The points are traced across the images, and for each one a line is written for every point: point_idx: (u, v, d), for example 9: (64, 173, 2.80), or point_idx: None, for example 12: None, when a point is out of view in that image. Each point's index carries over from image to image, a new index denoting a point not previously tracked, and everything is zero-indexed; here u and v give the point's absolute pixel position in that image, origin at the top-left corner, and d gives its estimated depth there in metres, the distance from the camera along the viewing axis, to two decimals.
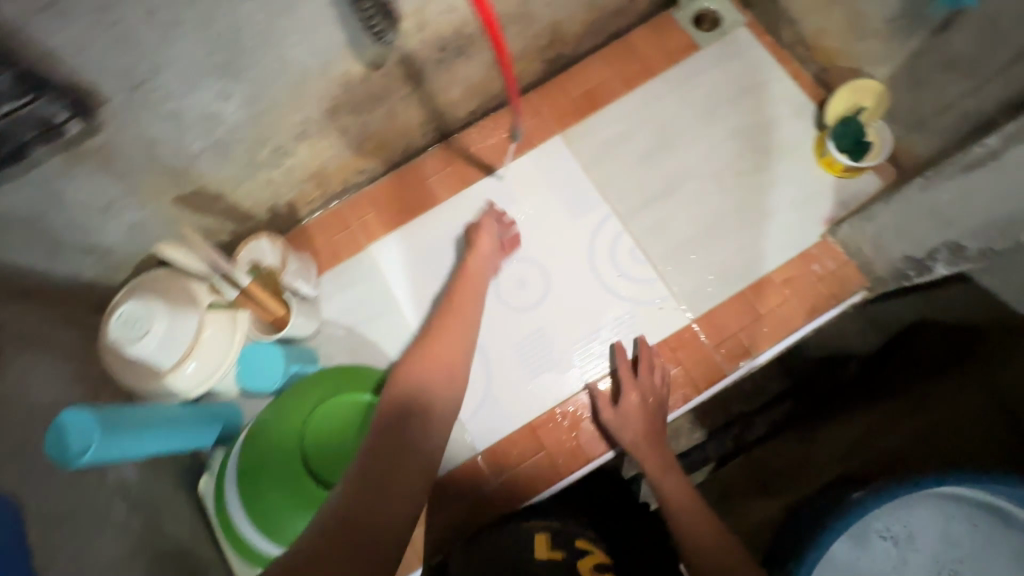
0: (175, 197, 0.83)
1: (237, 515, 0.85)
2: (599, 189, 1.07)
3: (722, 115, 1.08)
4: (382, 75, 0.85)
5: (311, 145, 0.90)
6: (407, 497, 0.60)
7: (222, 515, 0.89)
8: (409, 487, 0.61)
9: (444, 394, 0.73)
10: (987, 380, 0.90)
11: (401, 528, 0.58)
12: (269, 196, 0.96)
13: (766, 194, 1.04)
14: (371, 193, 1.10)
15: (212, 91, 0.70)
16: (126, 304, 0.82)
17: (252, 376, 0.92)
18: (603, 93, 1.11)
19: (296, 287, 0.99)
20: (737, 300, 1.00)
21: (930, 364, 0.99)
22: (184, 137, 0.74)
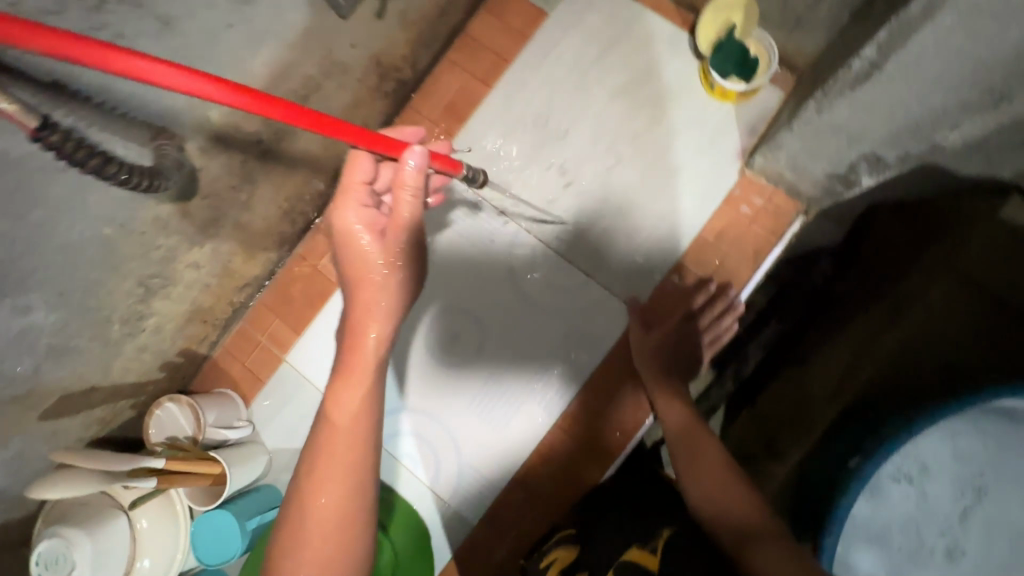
0: (41, 417, 0.74)
1: None
2: (497, 206, 0.97)
3: (595, 79, 0.97)
4: (204, 198, 0.73)
5: (166, 296, 0.79)
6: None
7: None
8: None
9: (338, 470, 0.53)
10: (952, 259, 0.87)
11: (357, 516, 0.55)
12: (153, 358, 0.86)
13: (669, 146, 0.94)
14: (267, 300, 1.00)
15: (3, 313, 0.59)
16: (39, 544, 0.73)
17: (219, 546, 0.84)
18: (464, 102, 0.99)
19: (223, 436, 0.91)
20: (679, 273, 0.91)
21: (888, 266, 0.89)
22: (6, 367, 0.64)
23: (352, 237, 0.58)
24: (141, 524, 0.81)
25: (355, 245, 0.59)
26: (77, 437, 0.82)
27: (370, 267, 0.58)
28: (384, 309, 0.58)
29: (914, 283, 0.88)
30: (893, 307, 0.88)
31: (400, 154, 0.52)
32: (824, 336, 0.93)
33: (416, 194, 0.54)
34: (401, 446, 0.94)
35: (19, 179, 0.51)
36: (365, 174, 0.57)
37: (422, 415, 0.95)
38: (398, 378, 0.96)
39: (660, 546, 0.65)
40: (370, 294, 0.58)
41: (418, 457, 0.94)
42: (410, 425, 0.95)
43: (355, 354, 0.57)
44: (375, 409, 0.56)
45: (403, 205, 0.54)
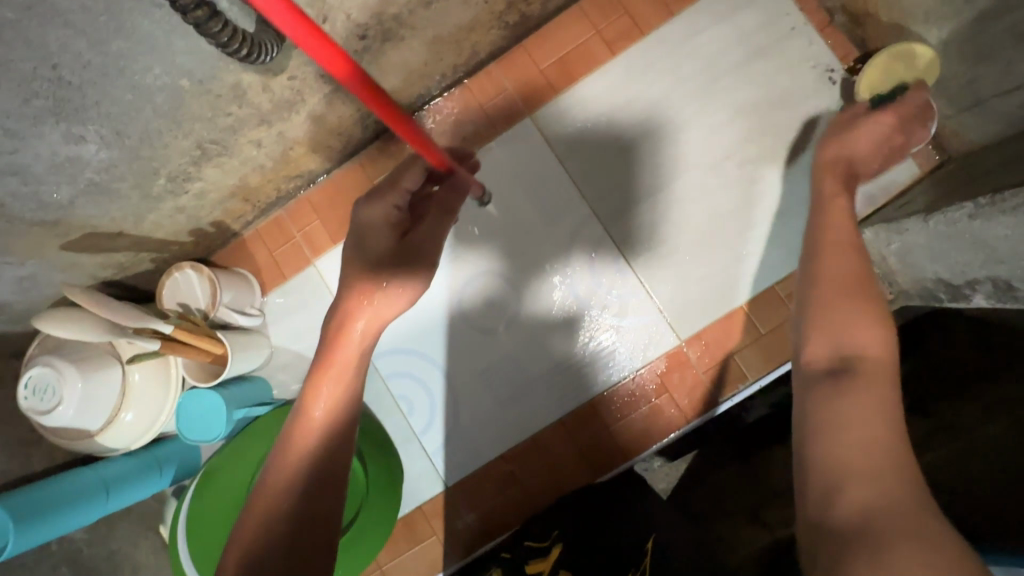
0: (63, 246, 0.70)
1: (182, 537, 0.80)
2: (574, 181, 0.91)
3: (727, 86, 0.87)
4: (289, 78, 0.67)
5: (220, 164, 0.74)
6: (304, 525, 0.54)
7: (172, 558, 0.82)
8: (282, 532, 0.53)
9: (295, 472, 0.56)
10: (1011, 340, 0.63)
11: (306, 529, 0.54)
12: (187, 221, 0.82)
13: (777, 184, 0.86)
14: (312, 197, 0.95)
15: (55, 137, 0.54)
16: (30, 367, 0.71)
17: (201, 426, 0.82)
18: (581, 61, 0.90)
19: (233, 319, 0.88)
20: (735, 317, 0.86)
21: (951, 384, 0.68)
22: (42, 191, 0.59)
23: (377, 238, 0.64)
24: (132, 378, 0.79)
25: (391, 247, 0.64)
26: (92, 274, 0.79)
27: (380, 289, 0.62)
28: (377, 311, 0.63)
29: (958, 409, 0.64)
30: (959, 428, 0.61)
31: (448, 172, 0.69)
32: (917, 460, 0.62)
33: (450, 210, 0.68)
34: (399, 386, 0.92)
35: (109, 4, 0.45)
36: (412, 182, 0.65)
37: (429, 364, 0.92)
38: (425, 319, 0.92)
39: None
40: (366, 298, 0.62)
41: (415, 405, 0.92)
42: (416, 369, 0.92)
43: (340, 344, 0.62)
44: (346, 411, 0.60)
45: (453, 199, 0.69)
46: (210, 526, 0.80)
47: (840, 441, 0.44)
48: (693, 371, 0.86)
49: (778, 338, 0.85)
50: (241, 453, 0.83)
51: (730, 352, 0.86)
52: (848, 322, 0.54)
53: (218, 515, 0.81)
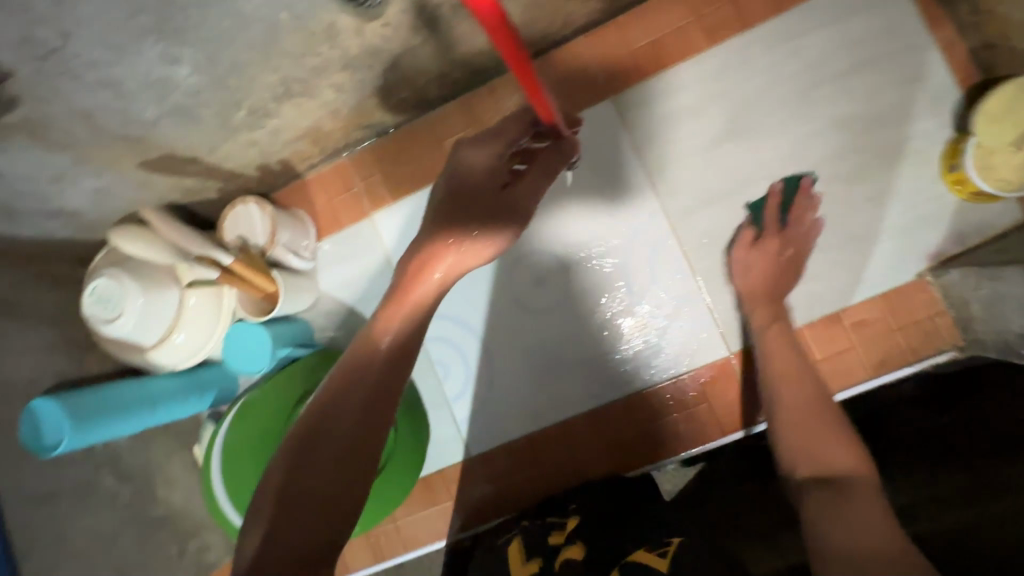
0: (139, 163, 0.71)
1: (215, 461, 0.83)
2: (647, 172, 0.87)
3: (827, 95, 0.82)
4: (382, 25, 0.65)
5: (299, 105, 0.73)
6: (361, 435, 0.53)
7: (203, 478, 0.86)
8: (346, 435, 0.52)
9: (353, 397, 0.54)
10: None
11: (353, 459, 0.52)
12: (256, 156, 0.82)
13: (862, 207, 0.81)
14: (379, 149, 0.94)
15: (152, 56, 0.54)
16: (97, 277, 0.74)
17: (245, 358, 0.85)
18: (675, 46, 0.85)
19: (287, 260, 0.89)
20: (791, 337, 0.83)
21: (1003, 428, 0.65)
22: (130, 107, 0.59)
23: (475, 187, 0.61)
24: (188, 301, 0.81)
25: (485, 195, 0.61)
26: (161, 195, 0.80)
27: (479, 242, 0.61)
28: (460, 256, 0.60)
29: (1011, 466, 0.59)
30: (969, 482, 0.62)
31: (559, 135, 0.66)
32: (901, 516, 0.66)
33: (550, 172, 0.67)
34: (438, 350, 0.93)
35: None
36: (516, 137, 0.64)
37: (470, 334, 0.92)
38: (479, 281, 0.92)
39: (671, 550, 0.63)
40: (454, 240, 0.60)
41: (451, 371, 0.92)
42: (457, 336, 0.92)
43: (417, 284, 0.59)
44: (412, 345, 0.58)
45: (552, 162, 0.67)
46: (242, 455, 0.83)
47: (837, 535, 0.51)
48: (737, 385, 0.84)
49: (832, 367, 0.82)
50: (279, 391, 0.85)
51: None
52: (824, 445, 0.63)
53: (250, 446, 0.83)
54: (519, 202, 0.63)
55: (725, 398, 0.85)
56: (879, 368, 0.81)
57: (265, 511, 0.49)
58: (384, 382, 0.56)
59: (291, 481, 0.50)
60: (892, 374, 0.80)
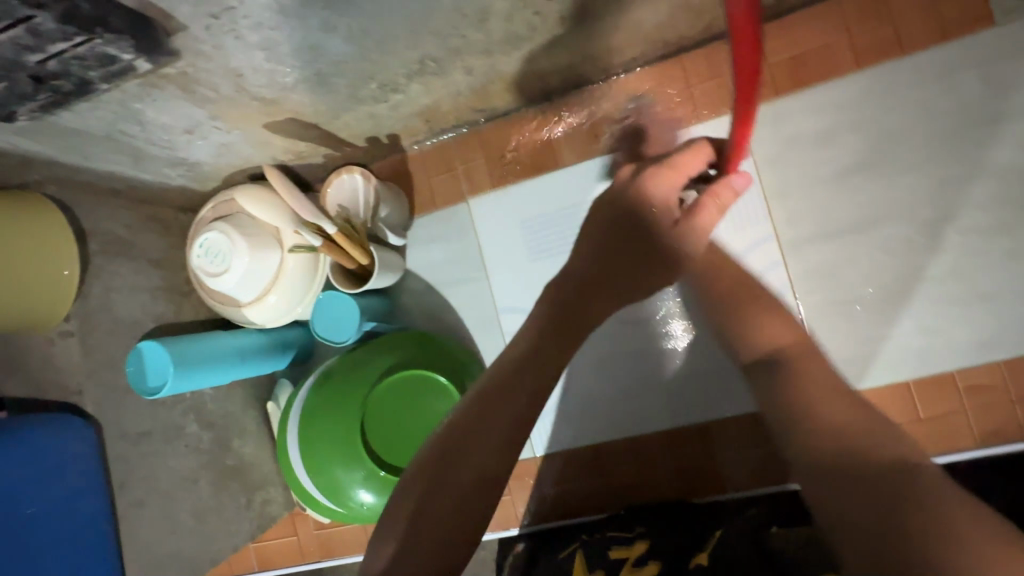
0: (265, 124, 0.71)
1: (294, 421, 0.85)
2: (765, 196, 0.83)
3: (982, 139, 0.75)
4: (533, 14, 0.62)
5: (426, 83, 0.72)
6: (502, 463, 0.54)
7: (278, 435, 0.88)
8: (487, 460, 0.54)
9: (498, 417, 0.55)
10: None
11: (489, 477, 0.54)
12: (370, 128, 0.81)
13: (1001, 264, 0.75)
14: (485, 135, 0.92)
15: (313, 23, 0.53)
16: (209, 230, 0.76)
17: (332, 327, 0.85)
18: (820, 66, 0.80)
19: (383, 235, 0.89)
20: (895, 390, 0.78)
21: None
22: (276, 70, 0.59)
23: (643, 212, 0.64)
24: (287, 264, 0.81)
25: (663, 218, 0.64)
26: (273, 155, 0.81)
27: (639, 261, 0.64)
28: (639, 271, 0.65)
29: None
30: None
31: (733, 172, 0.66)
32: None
33: (723, 207, 0.65)
34: None
35: None
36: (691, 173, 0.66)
37: None
38: None
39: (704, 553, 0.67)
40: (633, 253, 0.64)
41: None
42: None
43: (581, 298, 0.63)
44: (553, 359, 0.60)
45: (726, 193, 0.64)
46: (319, 422, 0.84)
47: (806, 436, 0.53)
48: None
49: (935, 429, 0.77)
50: (362, 362, 0.86)
51: None
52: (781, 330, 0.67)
53: (328, 413, 0.84)
54: (685, 236, 0.65)
55: None
56: (991, 438, 0.75)
57: (399, 522, 0.52)
58: (539, 402, 0.58)
59: (424, 499, 0.52)
60: (1006, 447, 0.74)
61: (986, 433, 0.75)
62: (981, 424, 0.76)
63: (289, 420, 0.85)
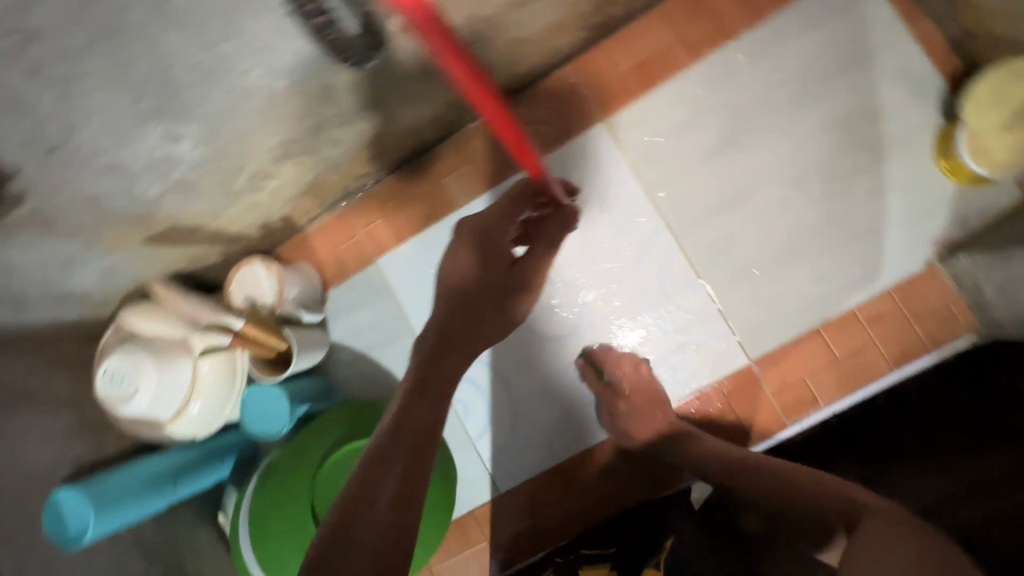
0: (143, 239, 0.70)
1: (244, 526, 0.81)
2: (648, 191, 0.87)
3: (815, 98, 0.83)
4: (377, 79, 0.66)
5: (299, 163, 0.74)
6: (401, 505, 0.54)
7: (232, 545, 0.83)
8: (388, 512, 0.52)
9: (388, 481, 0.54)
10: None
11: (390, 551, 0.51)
12: (258, 216, 0.82)
13: (863, 202, 0.82)
14: (377, 195, 0.94)
15: (155, 136, 0.53)
16: (110, 356, 0.72)
17: (263, 421, 0.83)
18: (663, 65, 0.87)
19: (297, 315, 0.88)
20: (810, 338, 0.83)
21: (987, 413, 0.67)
22: (135, 187, 0.59)
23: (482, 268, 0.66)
24: (203, 369, 0.80)
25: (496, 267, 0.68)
26: (165, 266, 0.79)
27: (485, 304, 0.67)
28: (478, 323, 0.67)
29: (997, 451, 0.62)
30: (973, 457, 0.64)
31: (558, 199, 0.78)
32: (904, 491, 0.66)
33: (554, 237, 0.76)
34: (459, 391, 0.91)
35: (230, 7, 0.45)
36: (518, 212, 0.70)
37: (492, 374, 0.90)
38: None
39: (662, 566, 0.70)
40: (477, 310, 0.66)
41: (472, 410, 0.91)
42: (474, 375, 0.91)
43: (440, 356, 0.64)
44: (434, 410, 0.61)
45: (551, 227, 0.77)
46: (269, 520, 0.80)
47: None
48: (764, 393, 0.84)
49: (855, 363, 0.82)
50: (303, 447, 0.84)
51: (804, 373, 0.83)
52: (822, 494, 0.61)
53: (277, 508, 0.81)
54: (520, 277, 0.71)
55: (751, 405, 0.84)
56: (902, 359, 0.80)
57: None
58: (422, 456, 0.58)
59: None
60: (916, 363, 0.80)
61: (898, 356, 0.81)
62: (891, 349, 0.81)
63: (239, 526, 0.81)
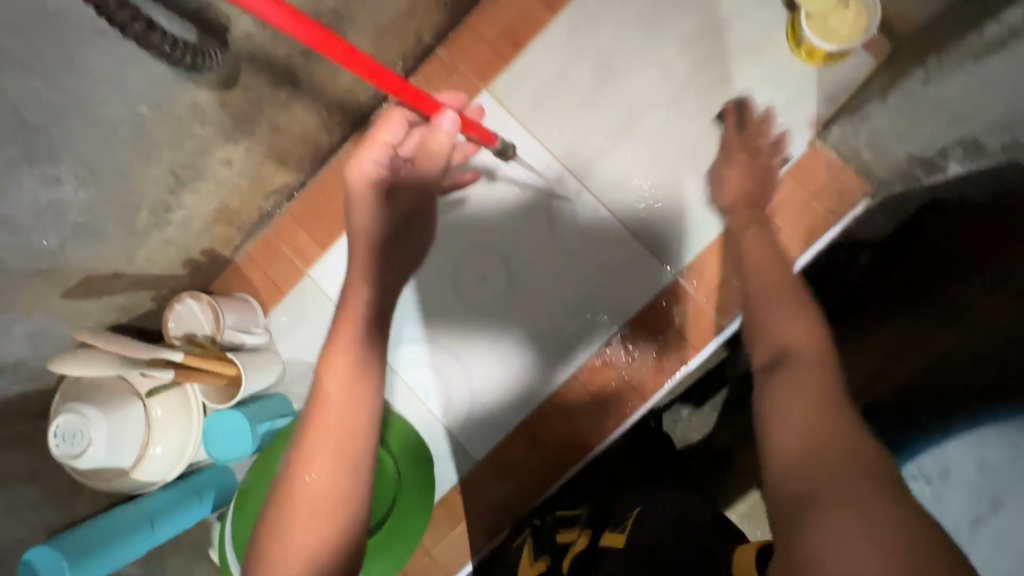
0: (63, 294, 0.72)
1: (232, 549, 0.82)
2: (544, 143, 0.91)
3: (671, 19, 0.88)
4: (243, 91, 0.70)
5: (198, 189, 0.77)
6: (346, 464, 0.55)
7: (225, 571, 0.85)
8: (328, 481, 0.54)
9: (324, 445, 0.55)
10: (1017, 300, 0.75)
11: (338, 520, 0.53)
12: (177, 253, 0.85)
13: (737, 103, 0.87)
14: (294, 211, 0.97)
15: (32, 183, 0.56)
16: (57, 416, 0.73)
17: (226, 447, 0.84)
18: (526, 24, 0.91)
19: (240, 340, 0.90)
20: (723, 240, 0.87)
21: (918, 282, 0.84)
22: (31, 240, 0.62)
23: (359, 197, 0.59)
24: (155, 413, 0.82)
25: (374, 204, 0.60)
26: (97, 320, 0.82)
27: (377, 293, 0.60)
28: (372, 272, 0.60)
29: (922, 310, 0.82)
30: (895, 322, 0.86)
31: (433, 115, 0.56)
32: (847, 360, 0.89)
33: (438, 158, 0.59)
34: (417, 374, 0.93)
35: (57, 39, 0.48)
36: (393, 135, 0.58)
37: (444, 352, 0.93)
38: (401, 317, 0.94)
39: (629, 524, 0.66)
40: (365, 259, 0.60)
41: (431, 390, 0.93)
42: (424, 357, 0.93)
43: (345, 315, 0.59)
44: (364, 381, 0.57)
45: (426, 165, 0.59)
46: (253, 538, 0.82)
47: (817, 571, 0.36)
48: (697, 299, 0.88)
49: None
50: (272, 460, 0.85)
51: (723, 274, 0.87)
52: (794, 409, 0.48)
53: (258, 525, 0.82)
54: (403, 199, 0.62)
55: (685, 316, 0.88)
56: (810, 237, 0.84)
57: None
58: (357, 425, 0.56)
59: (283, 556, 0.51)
60: (822, 237, 0.85)
61: (803, 235, 0.85)
62: (797, 231, 0.85)
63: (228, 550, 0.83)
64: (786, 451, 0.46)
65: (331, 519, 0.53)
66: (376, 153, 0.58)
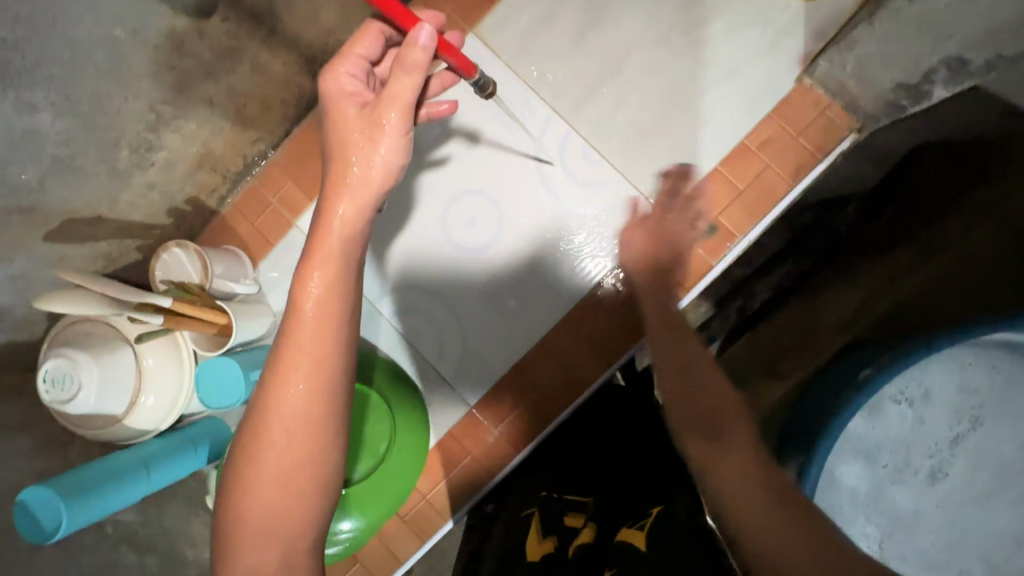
0: (45, 236, 0.71)
1: None
2: (531, 85, 0.91)
3: None
4: None
5: (179, 129, 0.76)
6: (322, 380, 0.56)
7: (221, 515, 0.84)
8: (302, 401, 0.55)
9: (296, 364, 0.55)
10: (966, 261, 0.85)
11: (314, 439, 0.56)
12: (161, 199, 0.84)
13: (725, 40, 0.86)
14: (280, 160, 0.95)
15: (5, 106, 0.55)
16: (46, 361, 0.73)
17: (222, 393, 0.83)
18: None
19: (229, 289, 0.89)
20: (712, 179, 0.87)
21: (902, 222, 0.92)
22: (8, 171, 0.60)
23: (334, 108, 0.60)
24: (146, 362, 0.81)
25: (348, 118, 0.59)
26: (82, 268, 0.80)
27: (358, 212, 0.58)
28: (352, 189, 0.58)
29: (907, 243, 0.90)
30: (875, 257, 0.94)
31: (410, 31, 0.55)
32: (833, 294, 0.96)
33: (413, 73, 0.56)
34: (409, 319, 0.94)
35: None
36: (367, 49, 0.63)
37: (436, 297, 0.93)
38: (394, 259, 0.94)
39: (648, 523, 0.69)
40: (343, 170, 0.58)
41: (423, 334, 0.94)
42: (415, 300, 0.94)
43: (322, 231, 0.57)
44: (341, 297, 0.57)
45: (401, 83, 0.56)
46: None
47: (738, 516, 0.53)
48: (689, 237, 0.87)
49: (758, 190, 0.85)
50: None
51: (713, 212, 0.87)
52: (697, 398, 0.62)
53: None
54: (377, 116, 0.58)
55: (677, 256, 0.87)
56: (797, 174, 0.85)
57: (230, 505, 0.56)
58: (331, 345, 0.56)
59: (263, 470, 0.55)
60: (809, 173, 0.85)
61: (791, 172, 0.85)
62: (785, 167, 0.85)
63: None
64: (708, 465, 0.58)
65: (303, 436, 0.56)
66: (351, 64, 0.62)
